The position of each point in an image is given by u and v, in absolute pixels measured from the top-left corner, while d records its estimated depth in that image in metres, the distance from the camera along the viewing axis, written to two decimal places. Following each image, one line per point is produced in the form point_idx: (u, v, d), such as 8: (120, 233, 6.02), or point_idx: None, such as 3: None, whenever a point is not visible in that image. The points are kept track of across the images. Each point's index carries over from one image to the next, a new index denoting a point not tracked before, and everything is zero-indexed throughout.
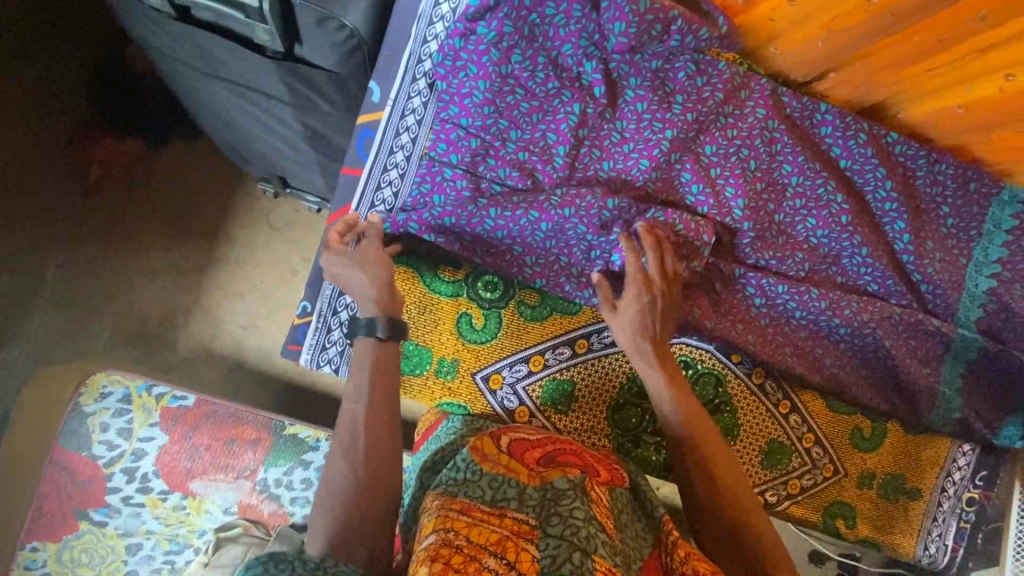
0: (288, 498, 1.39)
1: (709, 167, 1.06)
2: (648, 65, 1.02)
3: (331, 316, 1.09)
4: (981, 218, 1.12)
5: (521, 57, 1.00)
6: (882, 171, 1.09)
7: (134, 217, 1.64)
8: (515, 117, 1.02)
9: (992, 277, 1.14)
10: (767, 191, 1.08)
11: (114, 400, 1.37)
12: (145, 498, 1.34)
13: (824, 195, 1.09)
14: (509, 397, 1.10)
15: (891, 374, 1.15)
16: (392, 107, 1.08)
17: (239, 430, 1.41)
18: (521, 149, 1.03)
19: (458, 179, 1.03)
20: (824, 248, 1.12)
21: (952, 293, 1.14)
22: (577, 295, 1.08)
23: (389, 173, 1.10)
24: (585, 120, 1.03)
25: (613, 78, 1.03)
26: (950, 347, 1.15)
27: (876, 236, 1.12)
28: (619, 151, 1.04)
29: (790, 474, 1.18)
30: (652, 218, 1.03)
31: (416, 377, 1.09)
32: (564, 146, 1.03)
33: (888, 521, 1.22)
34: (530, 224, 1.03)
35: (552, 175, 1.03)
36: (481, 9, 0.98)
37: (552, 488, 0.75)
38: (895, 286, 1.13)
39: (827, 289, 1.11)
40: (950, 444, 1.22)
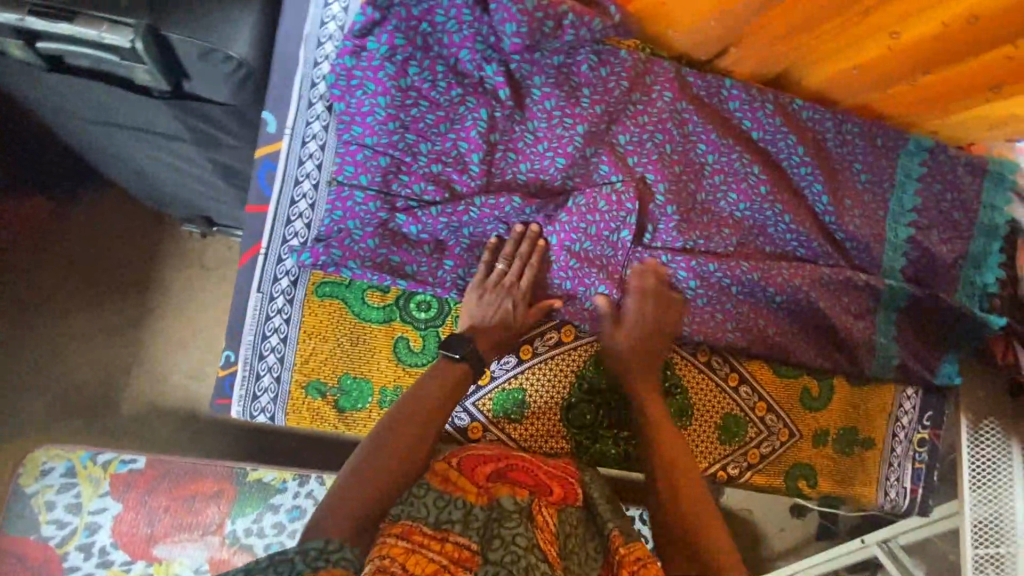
0: (261, 545, 1.33)
1: (626, 156, 1.05)
2: (549, 62, 1.02)
3: (259, 361, 1.03)
4: (892, 170, 1.16)
5: (419, 68, 0.98)
6: (793, 139, 1.11)
7: (54, 279, 1.54)
8: (422, 130, 0.99)
9: (911, 226, 1.18)
10: (685, 172, 1.09)
11: (57, 475, 1.29)
12: (108, 572, 1.27)
13: (742, 169, 1.10)
14: (460, 414, 1.08)
15: (829, 332, 1.18)
16: (290, 134, 1.03)
17: (198, 484, 1.34)
18: (434, 161, 1.01)
19: (370, 201, 1.00)
20: (749, 220, 1.13)
21: (875, 246, 1.17)
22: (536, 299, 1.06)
23: (298, 205, 1.03)
24: (495, 123, 1.01)
25: (516, 79, 1.02)
26: (882, 297, 1.18)
27: (798, 202, 1.14)
28: (534, 151, 1.02)
29: (749, 444, 1.19)
30: (573, 207, 1.03)
31: (359, 412, 1.04)
32: (477, 153, 1.00)
33: (849, 474, 1.25)
34: (452, 233, 1.03)
35: (469, 184, 1.01)
36: (368, 26, 0.96)
37: (497, 508, 0.79)
38: (823, 248, 1.15)
39: (757, 261, 1.13)
40: (894, 390, 1.26)
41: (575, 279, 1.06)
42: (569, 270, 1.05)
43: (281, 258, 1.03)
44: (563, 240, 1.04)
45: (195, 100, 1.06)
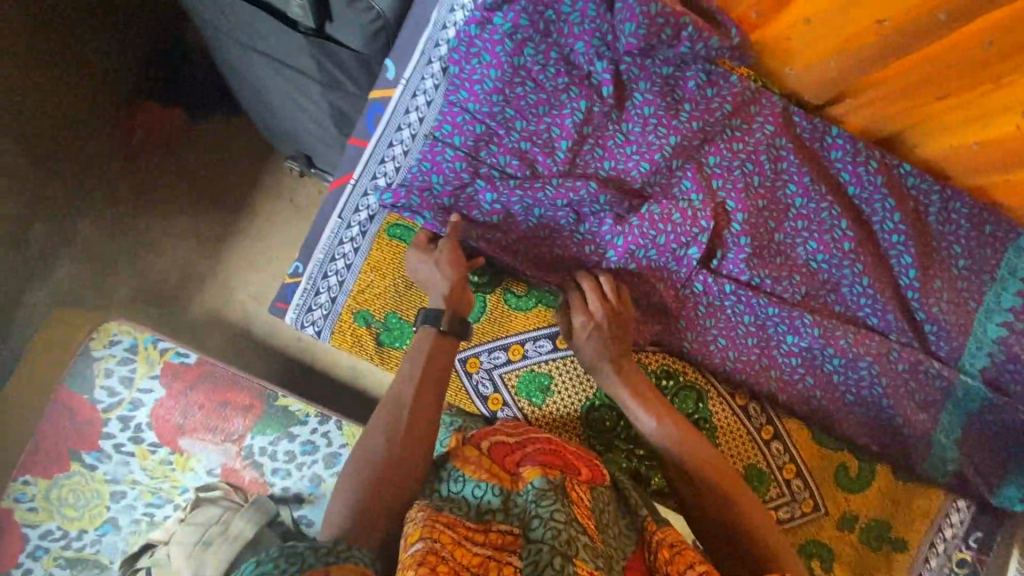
0: (270, 468, 1.41)
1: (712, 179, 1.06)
2: (658, 71, 1.05)
3: (322, 279, 1.12)
4: (995, 263, 1.08)
5: (534, 51, 1.04)
6: (891, 202, 1.06)
7: (167, 177, 1.70)
8: (521, 108, 1.05)
9: (1003, 325, 1.09)
10: (768, 209, 1.07)
11: (121, 347, 1.42)
12: (136, 448, 1.39)
13: (829, 220, 1.07)
14: (484, 382, 1.10)
15: (885, 415, 1.10)
16: (404, 85, 1.11)
17: (232, 394, 1.44)
18: (524, 139, 1.06)
19: (457, 161, 1.06)
20: (824, 273, 1.09)
21: (957, 336, 1.09)
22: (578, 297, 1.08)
23: (394, 149, 1.12)
24: (591, 117, 1.05)
25: (623, 81, 1.06)
26: (952, 392, 1.10)
27: (883, 270, 1.09)
28: (621, 151, 1.05)
29: (768, 504, 1.12)
30: (644, 215, 1.04)
31: (394, 350, 1.10)
32: (568, 141, 1.04)
33: (870, 570, 1.15)
34: (523, 211, 1.06)
35: (552, 167, 1.05)
36: (498, 3, 1.02)
37: (531, 490, 0.78)
38: (897, 325, 1.09)
39: (823, 317, 1.08)
40: (945, 498, 1.15)
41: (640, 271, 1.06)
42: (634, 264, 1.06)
43: (366, 193, 1.13)
44: (631, 241, 1.05)
45: (334, 44, 1.17)
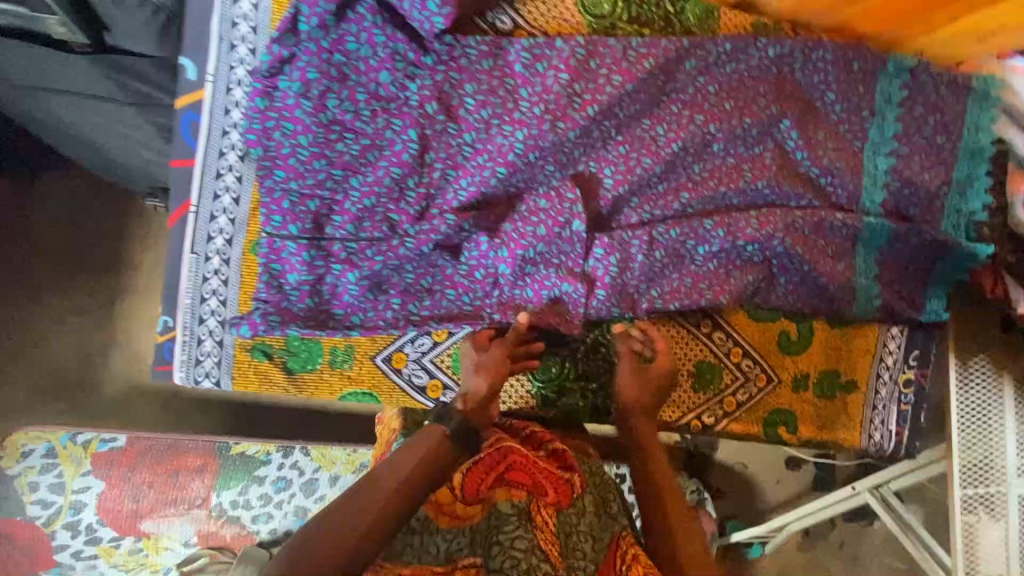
0: (248, 517, 1.31)
1: (581, 106, 0.97)
2: (480, 68, 0.95)
3: (198, 324, 0.91)
4: (871, 96, 1.09)
5: (338, 100, 0.90)
6: (757, 69, 1.04)
7: (18, 257, 1.48)
8: (350, 163, 0.91)
9: (891, 155, 1.10)
10: (644, 108, 1.01)
11: (38, 457, 1.28)
12: (97, 549, 1.27)
13: (706, 100, 1.03)
14: (418, 372, 0.98)
15: (809, 277, 1.11)
16: (214, 79, 0.89)
17: (181, 460, 1.32)
18: (366, 195, 0.92)
19: (303, 251, 0.90)
20: (717, 156, 1.06)
21: (852, 180, 1.10)
22: (479, 268, 0.98)
23: (226, 157, 0.90)
24: (427, 143, 0.94)
25: (447, 92, 0.94)
26: (860, 235, 1.12)
27: (769, 137, 1.07)
28: (476, 117, 0.95)
29: (724, 391, 1.15)
30: (514, 161, 0.96)
31: (309, 373, 0.94)
32: (412, 176, 0.93)
33: (829, 419, 1.20)
34: (393, 271, 0.94)
35: (408, 212, 0.94)
36: (275, 66, 0.88)
37: (496, 514, 0.83)
38: (794, 190, 1.09)
39: (723, 216, 1.07)
40: (878, 330, 1.21)
41: (533, 285, 1.00)
42: (525, 276, 1.00)
43: (213, 216, 0.92)
44: (514, 249, 0.97)
45: (122, 55, 1.01)
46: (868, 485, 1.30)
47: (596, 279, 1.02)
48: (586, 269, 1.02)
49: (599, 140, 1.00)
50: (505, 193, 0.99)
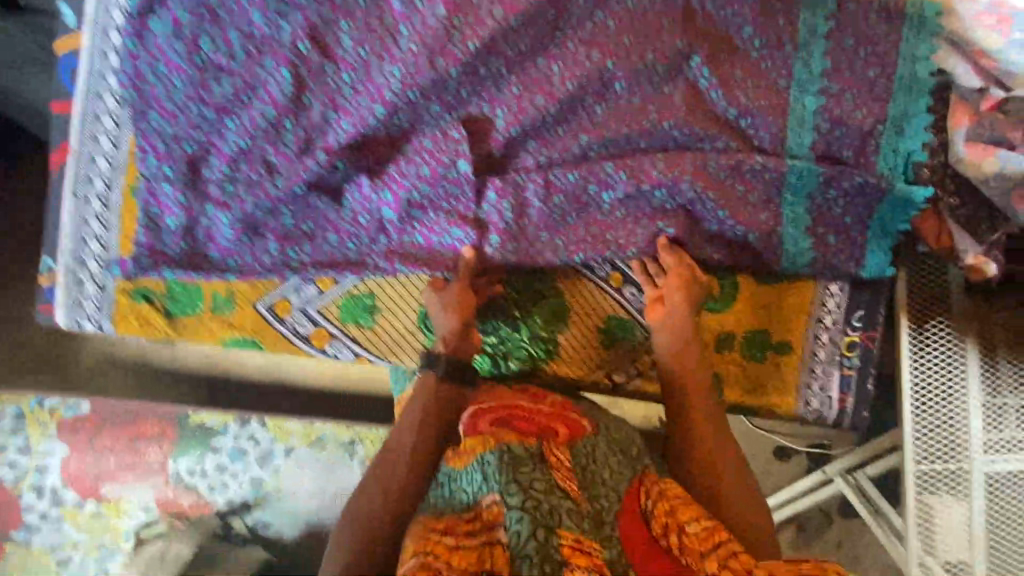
0: (205, 486, 1.35)
1: (460, 41, 0.93)
2: (357, 5, 0.92)
3: (80, 268, 0.95)
4: (791, 28, 0.99)
5: (210, 41, 0.91)
6: (660, 3, 0.96)
7: None
8: (224, 104, 0.93)
9: (822, 93, 1.00)
10: (533, 47, 0.96)
11: (8, 420, 1.32)
12: (61, 512, 1.33)
13: (604, 34, 0.97)
14: (300, 321, 0.97)
15: (726, 227, 1.04)
16: (87, 25, 0.93)
17: (140, 428, 1.34)
18: (242, 136, 0.93)
19: (179, 193, 0.92)
20: (617, 95, 1.00)
21: (775, 119, 1.01)
22: (361, 215, 0.96)
23: (104, 100, 0.94)
24: (303, 82, 0.93)
25: (321, 30, 0.92)
26: (786, 180, 1.02)
27: (677, 73, 1.00)
28: (353, 56, 0.93)
29: (638, 348, 1.08)
30: (392, 99, 0.94)
31: (187, 317, 0.95)
32: (288, 117, 0.93)
33: (757, 384, 1.12)
34: (268, 213, 0.94)
35: (286, 154, 0.94)
36: (146, 6, 0.90)
37: (509, 452, 0.79)
38: (707, 136, 1.01)
39: (626, 159, 1.00)
40: (815, 284, 1.12)
41: (423, 231, 0.98)
42: (413, 223, 0.98)
43: (94, 159, 0.95)
44: (397, 190, 0.96)
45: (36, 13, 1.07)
46: (837, 470, 1.47)
47: (488, 226, 0.99)
48: (478, 214, 0.99)
49: (487, 82, 0.97)
50: (386, 137, 0.97)
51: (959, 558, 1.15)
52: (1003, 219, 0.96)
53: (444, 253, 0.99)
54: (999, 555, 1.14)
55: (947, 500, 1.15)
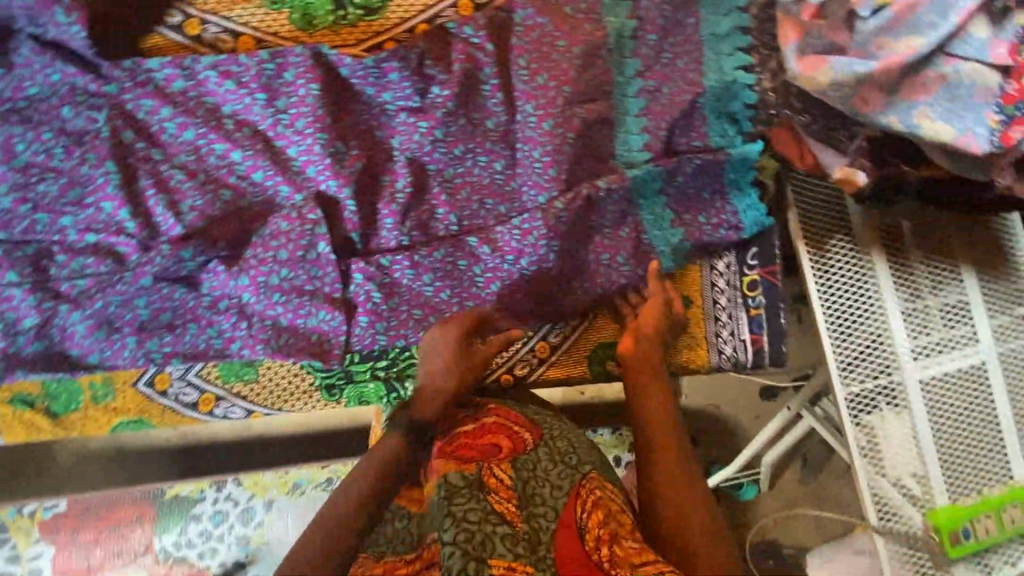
0: (194, 554, 1.30)
1: (290, 122, 0.94)
2: (173, 90, 0.92)
3: None
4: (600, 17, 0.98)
5: (25, 143, 0.90)
6: (468, 36, 0.97)
7: None
8: (54, 206, 0.91)
9: (641, 77, 1.01)
10: (355, 108, 0.96)
11: None
12: None
13: (421, 62, 0.96)
14: (184, 390, 0.97)
15: (590, 223, 1.02)
16: None
17: (118, 513, 1.31)
18: (86, 232, 0.92)
19: (30, 295, 0.91)
20: (451, 130, 1.00)
21: (608, 107, 1.00)
22: (221, 300, 0.96)
23: None
24: (132, 171, 0.92)
25: (141, 119, 0.92)
26: (633, 158, 1.03)
27: (502, 93, 0.99)
28: (180, 141, 0.93)
29: (534, 337, 1.11)
30: (237, 183, 0.95)
31: (75, 412, 0.96)
32: (124, 208, 0.91)
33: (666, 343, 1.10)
34: (126, 307, 0.93)
35: (133, 243, 0.92)
36: None
37: (445, 485, 0.78)
38: (539, 118, 0.97)
39: (471, 182, 1.02)
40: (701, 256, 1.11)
41: (287, 313, 0.96)
42: (275, 305, 0.96)
43: None
44: (255, 276, 0.95)
45: None
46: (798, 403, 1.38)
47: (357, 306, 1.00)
48: (347, 271, 0.99)
49: (309, 121, 0.93)
50: (224, 206, 0.95)
51: (913, 471, 1.12)
52: (858, 125, 0.92)
53: (310, 336, 0.97)
54: (949, 458, 1.12)
55: (887, 414, 1.13)
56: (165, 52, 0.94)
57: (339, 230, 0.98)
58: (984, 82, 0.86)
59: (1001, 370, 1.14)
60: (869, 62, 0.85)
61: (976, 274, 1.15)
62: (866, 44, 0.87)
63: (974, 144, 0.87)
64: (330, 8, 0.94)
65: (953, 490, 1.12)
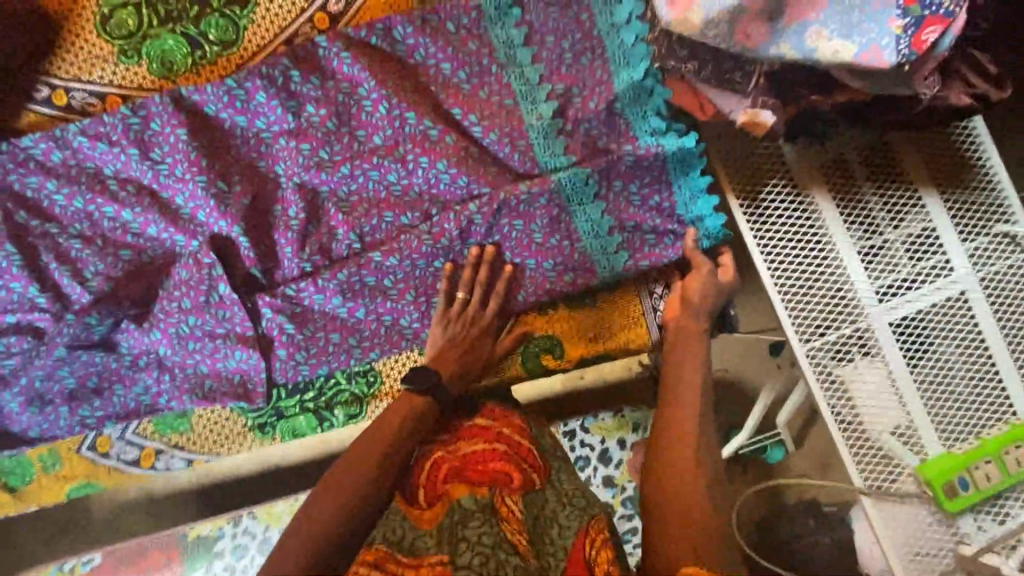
0: None
1: (170, 171, 0.94)
2: (54, 162, 0.94)
3: None
4: (468, 8, 0.94)
5: None
6: (325, 52, 0.94)
7: None
8: None
9: (516, 54, 0.95)
10: (229, 144, 0.96)
11: None
12: None
13: (286, 79, 0.94)
14: (124, 449, 0.99)
15: (496, 218, 0.96)
16: None
17: (148, 559, 1.23)
18: (4, 315, 0.94)
19: None
20: (329, 147, 0.96)
21: (483, 98, 0.96)
22: (140, 357, 0.97)
23: None
24: (32, 249, 0.94)
25: (32, 197, 0.95)
26: (528, 138, 0.96)
27: (372, 100, 0.95)
28: (73, 211, 0.95)
29: None
30: (135, 241, 0.96)
31: (29, 485, 1.00)
32: (32, 286, 0.93)
33: (597, 329, 1.04)
34: (49, 379, 0.95)
35: (45, 317, 0.94)
36: None
37: (457, 510, 0.78)
38: (441, 132, 0.95)
39: (366, 197, 0.97)
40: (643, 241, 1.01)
41: (205, 359, 0.97)
42: (191, 353, 0.96)
43: None
44: (165, 328, 0.96)
45: None
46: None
47: (273, 338, 0.99)
48: (255, 306, 0.98)
49: (184, 167, 0.93)
50: (125, 266, 0.95)
51: (898, 424, 1.02)
52: (750, 61, 0.83)
53: (233, 378, 0.98)
54: (936, 403, 1.02)
55: (857, 366, 1.03)
56: (42, 127, 0.96)
57: (239, 268, 0.97)
58: None
59: (985, 297, 1.02)
60: None
61: (941, 194, 1.02)
62: None
63: (880, 58, 0.76)
64: (185, 51, 0.94)
65: (946, 437, 1.01)
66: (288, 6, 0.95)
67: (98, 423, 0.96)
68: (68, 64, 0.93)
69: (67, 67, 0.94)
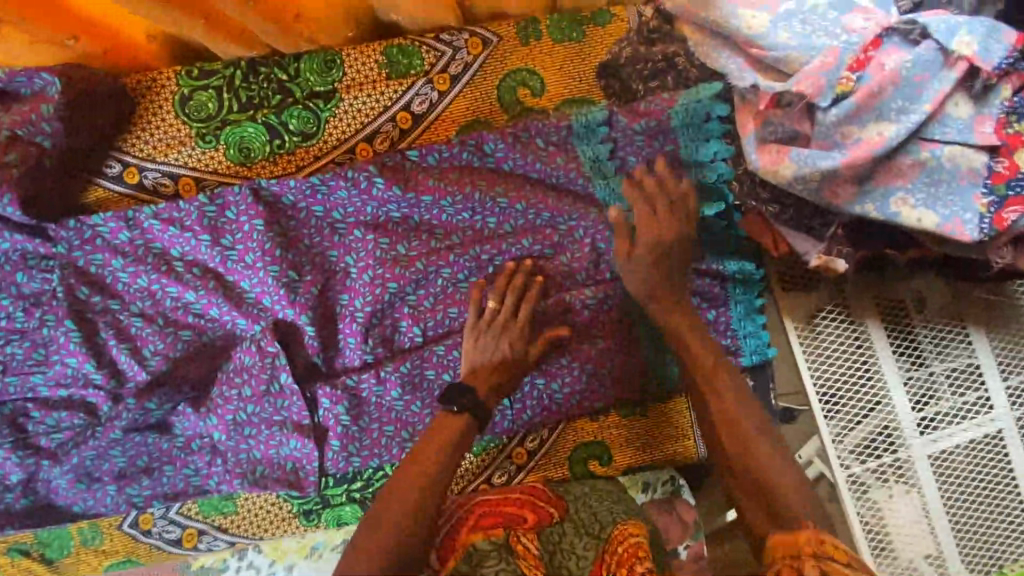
0: None
1: (239, 258, 0.93)
2: (120, 241, 0.93)
3: None
4: (554, 124, 0.96)
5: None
6: (412, 156, 0.95)
7: None
8: (21, 367, 0.92)
9: (597, 170, 0.95)
10: (303, 234, 0.95)
11: None
12: None
13: (370, 183, 0.94)
14: (166, 528, 0.99)
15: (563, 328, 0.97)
16: None
17: None
18: (56, 388, 0.93)
19: (12, 454, 0.92)
20: (404, 245, 0.95)
21: (561, 208, 0.95)
22: (193, 440, 0.96)
23: None
24: (92, 323, 0.92)
25: (94, 272, 0.93)
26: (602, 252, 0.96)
27: (452, 203, 0.95)
28: (136, 288, 0.93)
29: (509, 446, 1.04)
30: (196, 322, 0.95)
31: (67, 558, 1.00)
32: (89, 362, 0.91)
33: (645, 439, 1.05)
34: (100, 456, 0.94)
35: (100, 394, 0.92)
36: None
37: (473, 553, 0.72)
38: (518, 243, 0.95)
39: (434, 295, 0.97)
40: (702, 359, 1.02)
41: (259, 445, 0.96)
42: (246, 439, 0.96)
43: None
44: (222, 414, 0.95)
45: None
46: (812, 451, 1.07)
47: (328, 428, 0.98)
48: (314, 396, 0.97)
49: (257, 255, 0.92)
50: (185, 347, 0.94)
51: (928, 553, 1.05)
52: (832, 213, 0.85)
53: (284, 466, 0.97)
54: (966, 536, 1.05)
55: (893, 494, 1.06)
56: (110, 205, 0.95)
57: (302, 357, 0.97)
58: (971, 165, 0.77)
59: None
60: (832, 157, 0.78)
61: (987, 334, 1.05)
62: (829, 135, 0.79)
63: (960, 232, 0.78)
64: (264, 139, 0.94)
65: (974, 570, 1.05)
66: (371, 103, 0.96)
67: (146, 501, 0.96)
68: (143, 144, 0.94)
69: (142, 147, 0.94)
